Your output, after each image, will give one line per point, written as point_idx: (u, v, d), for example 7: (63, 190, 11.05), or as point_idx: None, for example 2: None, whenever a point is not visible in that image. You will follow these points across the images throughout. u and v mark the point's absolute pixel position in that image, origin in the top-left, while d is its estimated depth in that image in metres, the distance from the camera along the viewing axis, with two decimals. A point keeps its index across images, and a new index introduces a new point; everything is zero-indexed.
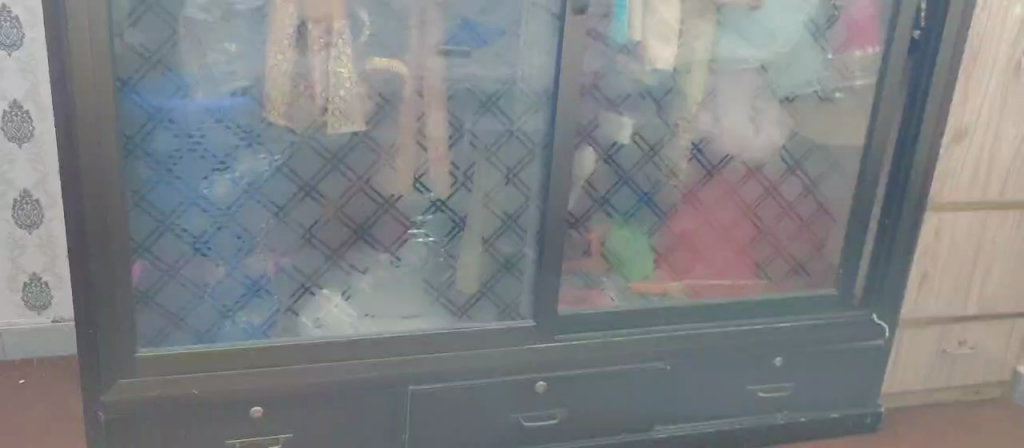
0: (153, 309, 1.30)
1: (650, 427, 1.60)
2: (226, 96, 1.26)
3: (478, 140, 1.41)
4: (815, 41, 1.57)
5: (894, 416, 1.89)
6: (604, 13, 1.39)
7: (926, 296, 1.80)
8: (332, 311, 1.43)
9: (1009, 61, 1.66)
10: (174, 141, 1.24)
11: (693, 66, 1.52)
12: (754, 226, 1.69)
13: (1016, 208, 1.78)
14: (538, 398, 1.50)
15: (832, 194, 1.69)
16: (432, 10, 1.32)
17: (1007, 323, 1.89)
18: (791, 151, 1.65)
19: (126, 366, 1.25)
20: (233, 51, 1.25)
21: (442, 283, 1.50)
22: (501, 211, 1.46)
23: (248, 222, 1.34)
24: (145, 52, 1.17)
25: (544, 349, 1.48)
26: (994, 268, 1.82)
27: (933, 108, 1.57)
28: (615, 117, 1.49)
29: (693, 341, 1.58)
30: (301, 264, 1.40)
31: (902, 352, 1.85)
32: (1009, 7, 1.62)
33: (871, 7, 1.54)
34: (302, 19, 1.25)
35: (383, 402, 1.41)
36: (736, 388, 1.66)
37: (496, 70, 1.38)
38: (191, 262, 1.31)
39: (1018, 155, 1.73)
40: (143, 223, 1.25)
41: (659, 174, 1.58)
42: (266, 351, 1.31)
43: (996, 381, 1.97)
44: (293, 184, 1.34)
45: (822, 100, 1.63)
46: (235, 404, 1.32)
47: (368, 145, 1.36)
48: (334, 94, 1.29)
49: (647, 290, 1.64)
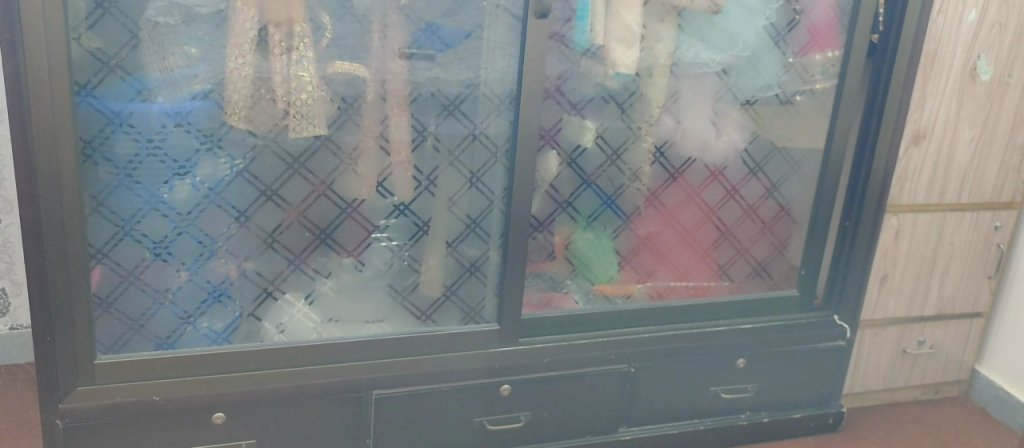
0: (111, 315, 1.28)
1: (615, 429, 1.61)
2: (187, 100, 1.23)
3: (440, 144, 1.41)
4: (775, 46, 1.58)
5: (856, 416, 1.91)
6: (566, 18, 1.40)
7: (886, 296, 1.83)
8: (295, 316, 1.42)
9: (965, 66, 1.68)
10: (133, 145, 1.22)
11: (655, 70, 1.52)
12: (716, 229, 1.70)
13: (971, 210, 1.81)
14: (503, 401, 1.50)
15: (793, 196, 1.73)
16: (394, 13, 1.30)
17: (962, 321, 1.92)
18: (752, 154, 1.66)
19: (85, 374, 1.23)
20: (194, 54, 1.22)
21: (406, 287, 1.49)
22: (464, 215, 1.47)
23: (209, 227, 1.32)
24: (101, 56, 1.16)
25: (510, 352, 1.48)
26: (951, 268, 1.85)
27: (890, 111, 1.61)
28: (578, 120, 1.49)
29: (659, 343, 1.59)
30: (264, 270, 1.39)
31: (864, 353, 1.87)
32: (964, 13, 1.64)
33: (830, 12, 1.58)
34: (262, 23, 1.23)
35: (348, 407, 1.40)
36: (700, 389, 1.67)
37: (459, 73, 1.37)
38: (151, 268, 1.30)
39: (973, 157, 1.76)
40: (101, 227, 1.24)
41: (621, 178, 1.58)
42: (229, 355, 1.30)
43: (953, 379, 2.00)
44: (255, 188, 1.33)
45: (783, 103, 1.64)
46: (198, 410, 1.30)
47: (330, 149, 1.35)
48: (296, 97, 1.28)
49: (612, 292, 1.64)
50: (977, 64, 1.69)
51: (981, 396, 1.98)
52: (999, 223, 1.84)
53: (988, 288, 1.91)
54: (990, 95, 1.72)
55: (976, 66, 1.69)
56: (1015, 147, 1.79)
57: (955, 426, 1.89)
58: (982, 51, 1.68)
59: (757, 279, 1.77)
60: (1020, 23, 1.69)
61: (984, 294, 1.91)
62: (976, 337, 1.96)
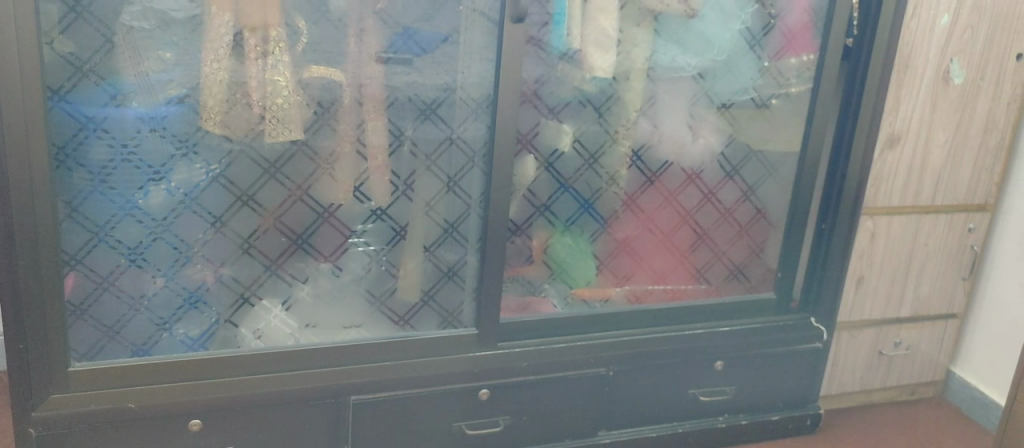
0: (86, 322, 1.27)
1: (594, 433, 1.61)
2: (162, 105, 1.23)
3: (418, 149, 1.41)
4: (750, 50, 1.59)
5: (834, 417, 1.92)
6: (543, 22, 1.40)
7: (862, 298, 1.84)
8: (271, 322, 1.41)
9: (937, 70, 1.70)
10: (108, 150, 1.21)
11: (632, 73, 1.52)
12: (693, 232, 1.70)
13: (945, 212, 1.83)
14: (482, 406, 1.50)
15: (768, 200, 1.74)
16: (370, 17, 1.30)
17: (938, 322, 1.94)
18: (728, 158, 1.67)
19: (58, 381, 1.22)
20: (169, 59, 1.21)
21: (384, 292, 1.49)
22: (442, 219, 1.47)
23: (184, 232, 1.31)
24: (74, 61, 1.15)
25: (488, 357, 1.48)
26: (926, 270, 1.87)
27: (865, 114, 1.63)
28: (555, 124, 1.49)
29: (637, 346, 1.59)
30: (240, 275, 1.38)
31: (841, 355, 1.88)
32: (936, 17, 1.65)
33: (805, 15, 1.60)
34: (237, 27, 1.22)
35: (326, 412, 1.40)
36: (678, 393, 1.67)
37: (436, 77, 1.37)
38: (126, 274, 1.29)
39: (946, 160, 1.78)
40: (75, 234, 1.23)
41: (599, 182, 1.58)
42: (205, 362, 1.30)
43: (930, 380, 2.01)
44: (230, 194, 1.32)
45: (759, 107, 1.65)
46: (175, 417, 1.29)
47: (307, 154, 1.35)
48: (272, 102, 1.27)
49: (590, 296, 1.65)
50: (950, 68, 1.70)
51: (957, 397, 2.00)
52: (973, 225, 1.86)
53: (962, 289, 1.92)
54: (963, 98, 1.74)
55: (949, 70, 1.70)
56: (987, 149, 1.81)
57: (931, 426, 1.91)
58: (955, 55, 1.70)
59: (734, 282, 1.77)
60: (993, 27, 1.71)
61: (959, 295, 1.93)
62: (951, 338, 1.98)
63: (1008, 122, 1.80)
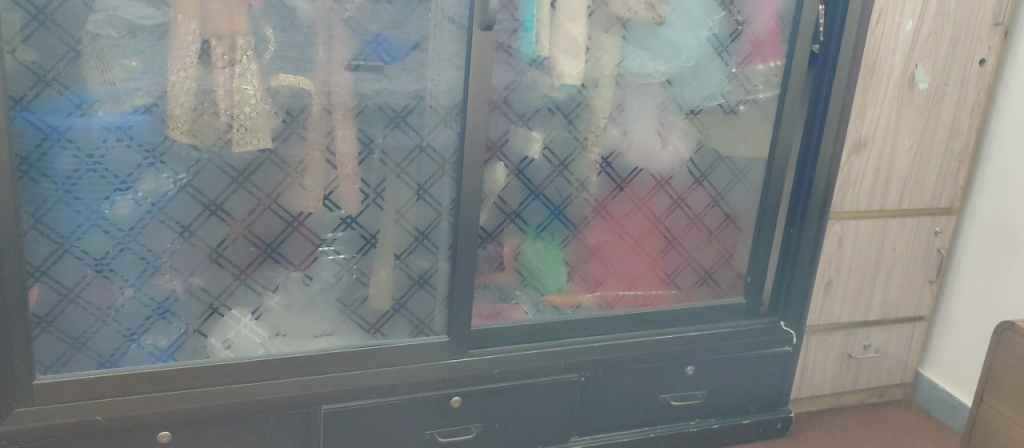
0: (51, 334, 1.26)
1: (566, 438, 1.62)
2: (128, 113, 1.21)
3: (388, 157, 1.41)
4: (718, 56, 1.60)
5: (804, 420, 1.94)
6: (513, 29, 1.41)
7: (831, 301, 1.85)
8: (241, 331, 1.40)
9: (903, 75, 1.71)
10: (73, 160, 1.20)
11: (601, 81, 1.52)
12: (663, 237, 1.71)
13: (912, 215, 1.85)
14: (454, 413, 1.50)
15: (737, 204, 1.75)
16: (338, 25, 1.29)
17: (905, 326, 1.96)
18: (697, 163, 1.68)
19: (21, 396, 1.20)
20: (135, 67, 1.20)
21: (355, 301, 1.48)
22: (412, 227, 1.46)
23: (151, 242, 1.30)
24: (37, 69, 1.14)
25: (460, 364, 1.48)
26: (894, 273, 1.89)
27: (832, 119, 1.65)
28: (525, 132, 1.50)
29: (608, 352, 1.59)
30: (210, 285, 1.37)
31: (811, 358, 1.89)
32: (901, 23, 1.67)
33: (772, 21, 1.61)
34: (204, 36, 1.22)
35: (296, 421, 1.39)
36: (650, 398, 1.68)
37: (406, 85, 1.37)
38: (92, 284, 1.27)
39: (912, 165, 1.80)
40: (39, 245, 1.21)
41: (569, 188, 1.59)
42: (175, 373, 1.28)
43: (899, 382, 2.03)
44: (198, 203, 1.31)
45: (726, 113, 1.66)
46: (143, 429, 1.28)
47: (275, 162, 1.34)
48: (239, 111, 1.26)
49: (561, 303, 1.65)
50: (915, 74, 1.72)
51: (925, 399, 2.02)
52: (939, 228, 1.88)
53: (929, 292, 1.95)
54: (928, 102, 1.76)
55: (914, 75, 1.72)
56: (953, 153, 1.83)
57: (900, 428, 1.93)
58: (919, 60, 1.72)
59: (704, 286, 1.78)
60: (956, 33, 1.73)
61: (926, 298, 1.95)
62: (919, 340, 2.00)
63: (973, 127, 1.82)
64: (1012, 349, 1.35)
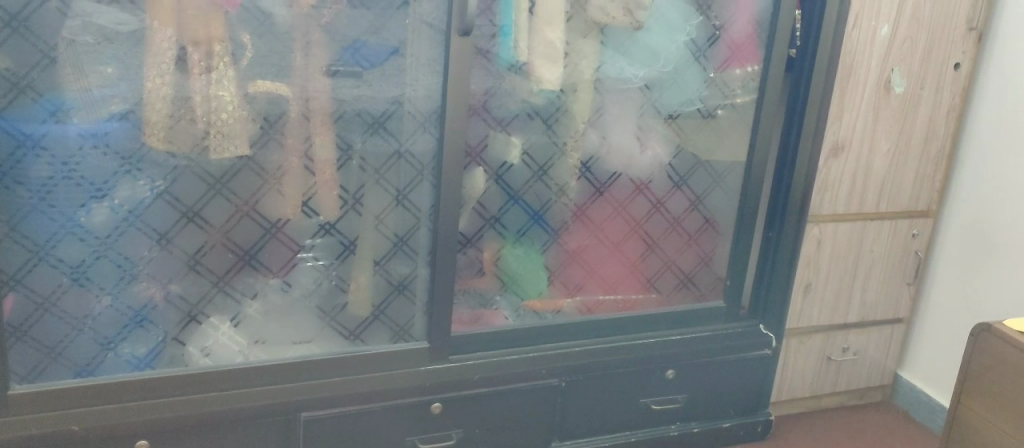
0: (25, 344, 1.25)
1: (547, 443, 1.62)
2: (105, 120, 1.21)
3: (367, 163, 1.40)
4: (695, 61, 1.61)
5: (785, 423, 1.95)
6: (491, 34, 1.41)
7: (811, 305, 1.86)
8: (220, 339, 1.39)
9: (879, 79, 1.73)
10: (49, 167, 1.19)
11: (579, 85, 1.52)
12: (643, 241, 1.71)
13: (890, 218, 1.86)
14: (435, 419, 1.50)
15: (716, 208, 1.75)
16: (316, 31, 1.29)
17: (884, 328, 1.97)
18: (676, 168, 1.68)
19: None
20: (111, 74, 1.19)
21: (335, 307, 1.48)
22: (391, 232, 1.46)
23: (129, 250, 1.29)
24: (10, 76, 1.13)
25: (440, 370, 1.47)
26: (872, 275, 1.90)
27: (808, 123, 1.67)
28: (504, 137, 1.50)
29: (587, 356, 1.59)
30: (188, 293, 1.36)
31: (791, 361, 1.90)
32: (877, 28, 1.68)
33: (748, 26, 1.62)
34: (180, 42, 1.21)
35: (276, 428, 1.38)
36: (630, 402, 1.68)
37: (384, 91, 1.36)
38: (68, 293, 1.26)
39: (890, 168, 1.81)
40: (14, 253, 1.21)
41: (548, 193, 1.59)
42: (155, 381, 1.27)
43: (878, 384, 2.05)
44: (176, 210, 1.30)
45: (705, 117, 1.67)
46: (121, 438, 1.27)
47: (253, 169, 1.33)
48: (216, 117, 1.25)
49: (542, 307, 1.65)
50: (891, 78, 1.74)
51: (904, 400, 2.03)
52: (916, 231, 1.90)
53: (908, 294, 1.96)
54: (904, 106, 1.77)
55: (890, 79, 1.74)
56: (929, 156, 1.84)
57: (879, 430, 1.94)
58: (896, 64, 1.73)
59: (685, 291, 1.78)
60: (931, 37, 1.74)
61: (904, 301, 1.96)
62: (898, 342, 2.01)
63: (948, 131, 1.84)
64: (989, 348, 1.36)
